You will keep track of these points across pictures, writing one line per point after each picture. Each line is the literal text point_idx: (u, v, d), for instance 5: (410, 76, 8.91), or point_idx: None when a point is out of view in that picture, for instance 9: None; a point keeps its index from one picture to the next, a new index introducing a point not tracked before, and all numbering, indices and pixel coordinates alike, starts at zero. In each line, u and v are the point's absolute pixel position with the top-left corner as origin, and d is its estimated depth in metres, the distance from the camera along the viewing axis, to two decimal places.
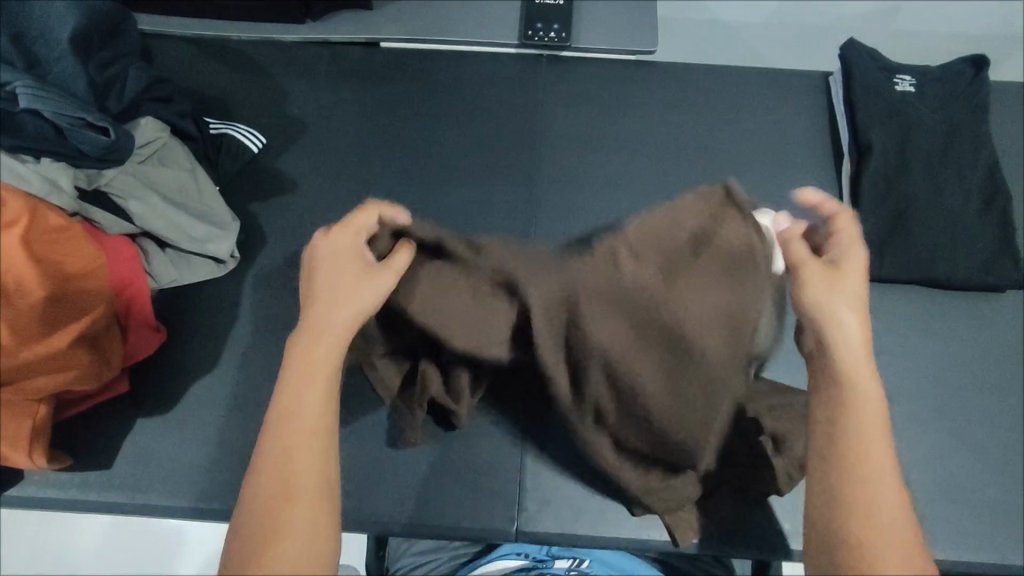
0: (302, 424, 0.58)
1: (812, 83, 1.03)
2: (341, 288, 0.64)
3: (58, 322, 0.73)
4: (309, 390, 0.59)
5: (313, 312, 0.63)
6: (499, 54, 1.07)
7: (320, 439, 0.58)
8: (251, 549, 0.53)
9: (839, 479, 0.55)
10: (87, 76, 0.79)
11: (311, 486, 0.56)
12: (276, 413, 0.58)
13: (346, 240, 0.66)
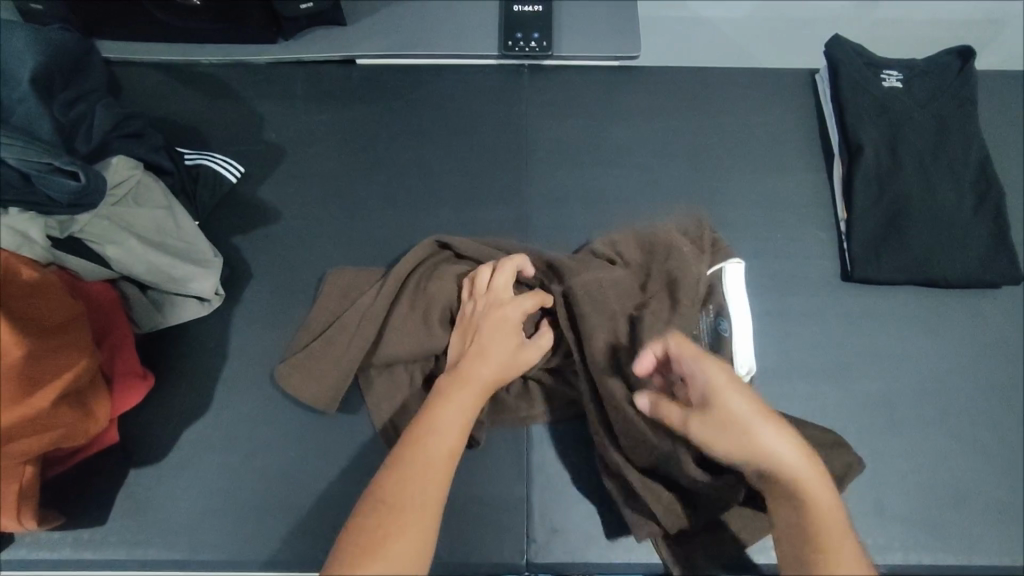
0: (438, 449, 0.65)
1: (799, 82, 1.02)
2: (496, 353, 0.74)
3: (38, 379, 0.70)
4: (449, 423, 0.67)
5: (468, 363, 0.74)
6: (479, 67, 1.04)
7: (442, 468, 0.64)
8: (357, 549, 0.57)
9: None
10: (52, 118, 0.75)
11: (429, 497, 0.62)
12: (413, 437, 0.66)
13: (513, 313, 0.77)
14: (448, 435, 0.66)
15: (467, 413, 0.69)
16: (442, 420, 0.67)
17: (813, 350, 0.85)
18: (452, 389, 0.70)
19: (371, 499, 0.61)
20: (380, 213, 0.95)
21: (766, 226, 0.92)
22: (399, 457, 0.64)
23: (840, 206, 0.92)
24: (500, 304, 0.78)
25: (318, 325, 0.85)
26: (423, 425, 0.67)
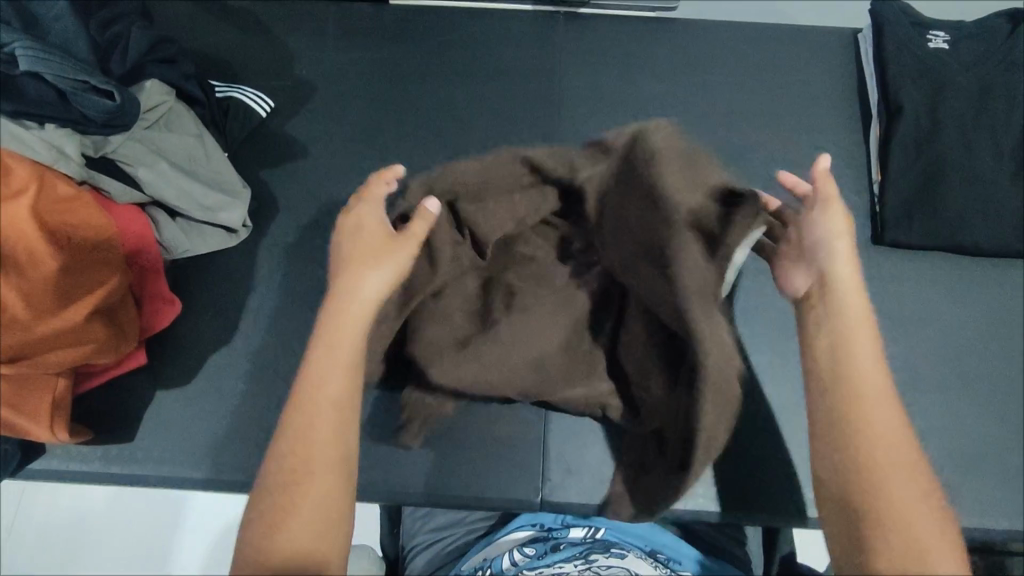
0: (326, 387, 0.61)
1: (840, 42, 1.00)
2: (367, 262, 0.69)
3: (72, 293, 0.71)
4: (338, 351, 0.63)
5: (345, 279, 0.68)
6: (514, 12, 1.02)
7: (337, 408, 0.61)
8: (274, 501, 0.57)
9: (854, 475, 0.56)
10: (88, 36, 0.76)
11: (331, 453, 0.59)
12: (307, 372, 0.62)
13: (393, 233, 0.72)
14: (339, 380, 0.62)
15: (356, 345, 0.64)
16: (331, 344, 0.64)
17: None
18: (339, 307, 0.66)
19: (280, 446, 0.59)
20: (407, 154, 0.95)
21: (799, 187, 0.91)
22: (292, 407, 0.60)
23: (874, 168, 0.91)
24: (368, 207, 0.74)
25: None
26: (318, 345, 0.64)
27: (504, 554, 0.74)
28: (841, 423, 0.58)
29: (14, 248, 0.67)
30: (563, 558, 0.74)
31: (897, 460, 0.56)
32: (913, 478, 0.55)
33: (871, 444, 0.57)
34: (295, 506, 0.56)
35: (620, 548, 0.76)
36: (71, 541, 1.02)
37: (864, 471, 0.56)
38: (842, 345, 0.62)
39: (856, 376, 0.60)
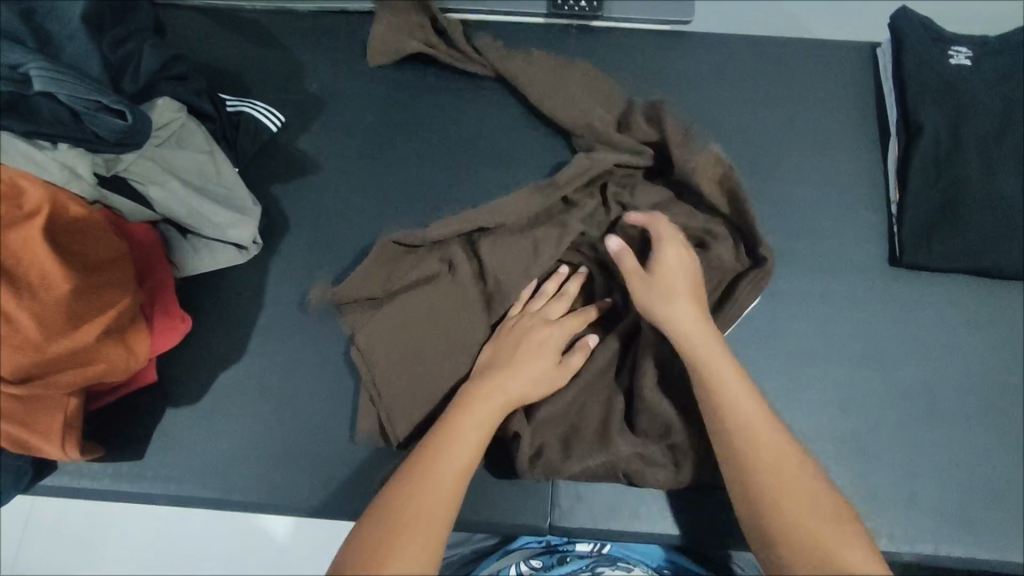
0: (451, 463, 0.65)
1: (858, 57, 0.98)
2: (529, 371, 0.74)
3: (84, 313, 0.71)
4: (465, 437, 0.67)
5: (499, 375, 0.73)
6: (526, 25, 1.01)
7: (450, 487, 0.63)
8: (368, 551, 0.57)
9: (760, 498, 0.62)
10: (101, 56, 0.76)
11: (435, 530, 0.59)
12: (430, 448, 0.66)
13: (549, 333, 0.77)
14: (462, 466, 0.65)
15: (480, 445, 0.68)
16: (457, 435, 0.67)
17: (852, 336, 0.84)
18: (475, 399, 0.71)
19: (380, 510, 0.61)
20: (417, 170, 0.94)
21: (815, 206, 0.89)
22: (418, 466, 0.64)
23: (892, 187, 0.89)
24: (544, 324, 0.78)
25: (363, 299, 0.83)
26: (443, 434, 0.67)
27: (513, 566, 0.85)
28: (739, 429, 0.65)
29: (26, 270, 0.68)
30: (571, 570, 0.84)
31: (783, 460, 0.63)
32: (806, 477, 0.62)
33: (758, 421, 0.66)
34: (384, 560, 0.56)
35: (626, 561, 0.85)
36: (83, 549, 1.03)
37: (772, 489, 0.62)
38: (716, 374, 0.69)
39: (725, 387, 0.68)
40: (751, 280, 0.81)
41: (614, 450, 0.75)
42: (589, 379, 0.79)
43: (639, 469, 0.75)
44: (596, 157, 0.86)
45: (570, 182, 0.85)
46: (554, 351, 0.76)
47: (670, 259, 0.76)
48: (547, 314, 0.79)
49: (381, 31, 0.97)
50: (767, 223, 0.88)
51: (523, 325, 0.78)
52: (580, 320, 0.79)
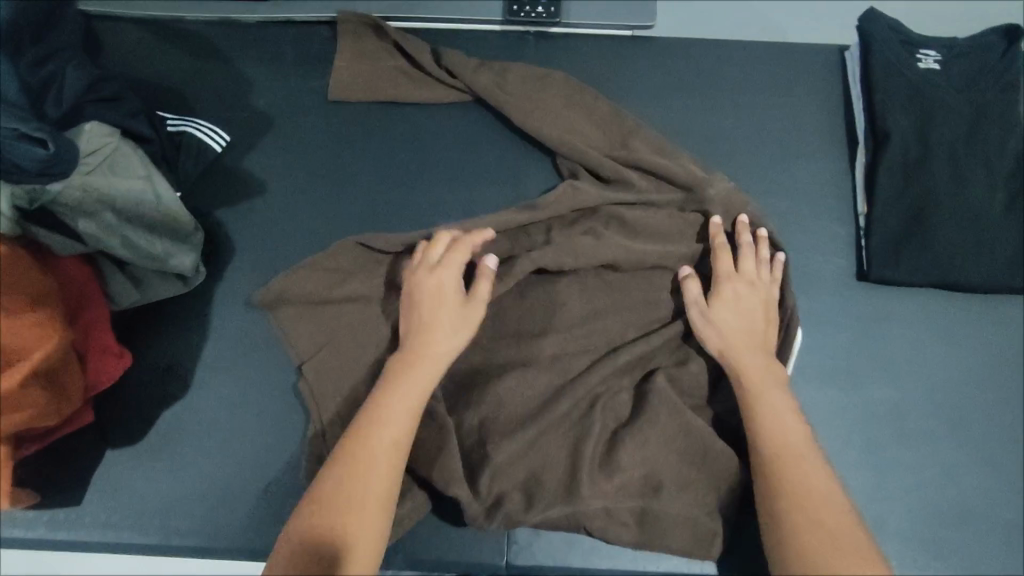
0: (381, 449, 0.66)
1: (826, 61, 0.94)
2: (442, 328, 0.73)
3: (8, 356, 0.68)
4: (392, 418, 0.68)
5: (416, 344, 0.73)
6: (482, 33, 0.97)
7: (384, 477, 0.65)
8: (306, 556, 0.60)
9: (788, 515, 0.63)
10: (19, 79, 0.71)
11: (373, 525, 0.63)
12: (356, 436, 0.67)
13: (448, 275, 0.75)
14: (390, 462, 0.66)
15: (410, 420, 0.69)
16: (384, 418, 0.68)
17: (819, 356, 0.81)
18: (399, 377, 0.71)
19: (312, 509, 0.63)
20: (369, 190, 0.90)
21: (781, 220, 0.86)
22: (345, 459, 0.65)
23: (860, 198, 0.86)
24: (433, 270, 0.76)
25: (319, 336, 0.79)
26: (367, 419, 0.68)
27: None
28: (781, 464, 0.66)
29: None
30: None
31: (821, 501, 0.63)
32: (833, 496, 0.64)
33: (792, 433, 0.68)
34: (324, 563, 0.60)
35: None
36: None
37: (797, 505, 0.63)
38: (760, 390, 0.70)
39: (777, 425, 0.68)
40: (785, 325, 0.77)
41: (579, 502, 0.71)
42: (555, 419, 0.74)
43: (603, 525, 0.72)
44: (581, 188, 0.82)
45: (552, 208, 0.82)
46: (454, 296, 0.75)
47: (729, 292, 0.76)
48: (435, 258, 0.77)
49: (343, 64, 0.94)
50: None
51: (416, 284, 0.76)
52: (462, 252, 0.76)
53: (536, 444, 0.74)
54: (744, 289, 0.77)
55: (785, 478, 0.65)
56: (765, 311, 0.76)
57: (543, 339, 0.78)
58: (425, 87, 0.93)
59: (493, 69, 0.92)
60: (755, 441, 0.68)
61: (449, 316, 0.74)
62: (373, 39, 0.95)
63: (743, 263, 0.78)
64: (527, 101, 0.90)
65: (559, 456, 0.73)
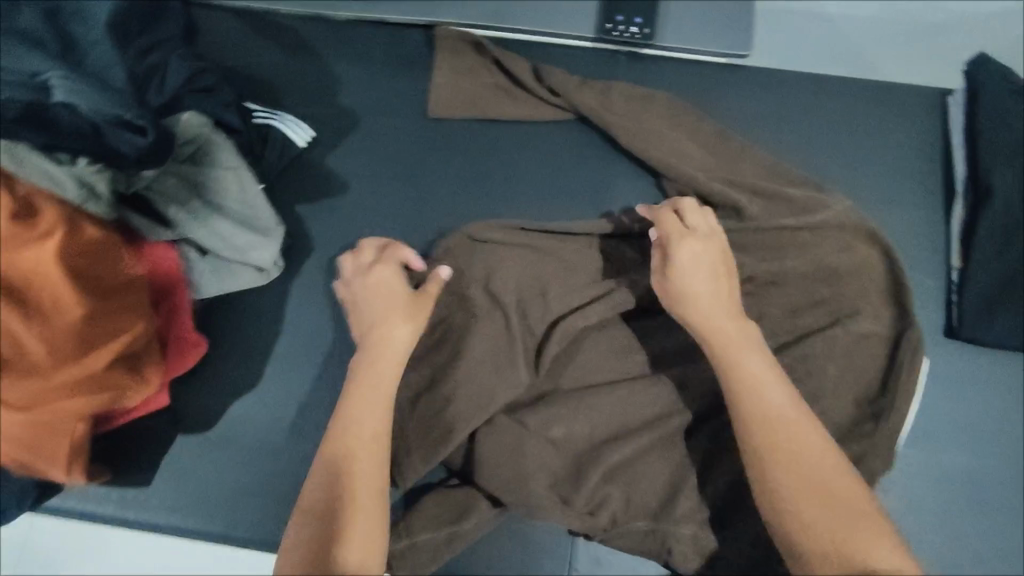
0: (361, 441, 0.68)
1: (924, 109, 0.93)
2: (398, 319, 0.74)
3: (97, 341, 0.69)
4: (365, 413, 0.70)
5: (370, 338, 0.74)
6: (573, 50, 0.96)
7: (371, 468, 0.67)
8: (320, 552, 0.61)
9: (784, 480, 0.63)
10: (125, 66, 0.74)
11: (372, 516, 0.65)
12: (335, 434, 0.69)
13: (388, 273, 0.77)
14: (377, 453, 0.68)
15: (385, 413, 0.71)
16: (356, 415, 0.69)
17: (896, 414, 0.78)
18: (363, 374, 0.72)
19: (309, 510, 0.64)
20: (450, 198, 0.90)
21: (864, 268, 0.84)
22: (329, 459, 0.67)
23: (954, 250, 0.86)
24: (372, 268, 0.77)
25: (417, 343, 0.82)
26: (342, 419, 0.69)
27: None
28: (770, 428, 0.65)
29: (40, 294, 0.65)
30: None
31: (818, 468, 0.63)
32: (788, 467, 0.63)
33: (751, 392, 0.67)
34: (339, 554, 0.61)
35: None
36: None
37: (783, 470, 0.63)
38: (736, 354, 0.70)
39: (755, 389, 0.67)
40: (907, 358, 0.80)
41: (671, 532, 0.73)
42: (647, 447, 0.77)
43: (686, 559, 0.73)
44: None
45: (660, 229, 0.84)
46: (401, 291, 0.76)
47: (690, 252, 0.75)
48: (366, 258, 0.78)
49: (443, 81, 0.93)
50: (808, 286, 0.85)
51: (354, 284, 0.77)
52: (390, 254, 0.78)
53: (630, 469, 0.76)
54: (700, 246, 0.75)
55: (771, 449, 0.64)
56: (722, 266, 0.75)
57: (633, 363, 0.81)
58: (524, 105, 0.93)
59: (583, 86, 0.91)
60: (737, 404, 0.67)
61: (396, 306, 0.75)
62: (473, 55, 0.94)
63: (696, 221, 0.78)
64: (620, 124, 0.89)
65: (652, 482, 0.76)
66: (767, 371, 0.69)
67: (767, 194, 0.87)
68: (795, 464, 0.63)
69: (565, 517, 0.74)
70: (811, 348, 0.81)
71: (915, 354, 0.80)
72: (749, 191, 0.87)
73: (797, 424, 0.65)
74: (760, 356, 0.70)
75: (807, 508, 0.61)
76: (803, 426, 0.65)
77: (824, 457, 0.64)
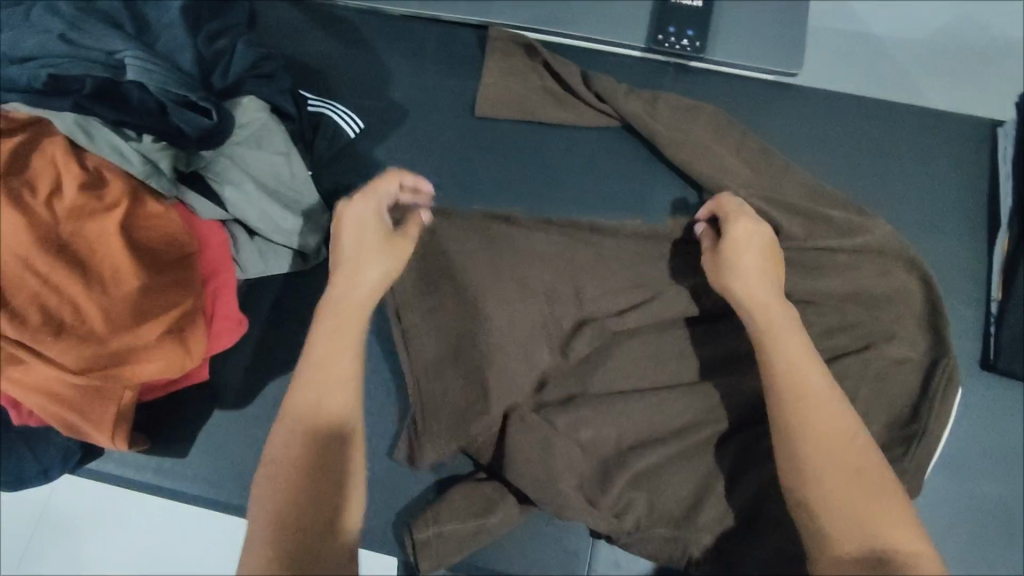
0: (329, 393, 0.67)
1: (969, 142, 0.93)
2: (373, 254, 0.74)
3: (150, 312, 0.72)
4: (333, 363, 0.68)
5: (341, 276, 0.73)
6: (623, 59, 0.97)
7: (332, 422, 0.66)
8: (276, 503, 0.62)
9: (812, 449, 0.62)
10: (194, 50, 0.78)
11: (334, 482, 0.64)
12: (301, 381, 0.67)
13: (369, 207, 0.75)
14: (342, 393, 0.67)
15: (349, 362, 0.69)
16: (324, 365, 0.68)
17: (926, 442, 0.78)
18: (334, 318, 0.71)
19: (276, 455, 0.64)
20: (492, 197, 0.91)
21: (899, 294, 0.85)
22: (296, 408, 0.66)
23: (995, 284, 0.87)
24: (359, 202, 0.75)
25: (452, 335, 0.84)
26: (314, 364, 0.68)
27: None
28: (802, 402, 0.65)
29: (101, 263, 0.71)
30: None
31: (847, 449, 0.63)
32: (821, 438, 0.63)
33: (785, 364, 0.67)
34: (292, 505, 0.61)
35: None
36: None
37: (812, 442, 0.63)
38: (773, 328, 0.70)
39: (794, 363, 0.67)
40: (941, 382, 0.80)
41: (694, 541, 0.74)
42: (675, 455, 0.78)
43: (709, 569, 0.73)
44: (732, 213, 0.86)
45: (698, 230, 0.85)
46: (382, 226, 0.75)
47: (741, 227, 0.77)
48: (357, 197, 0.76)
49: (492, 81, 0.94)
50: (842, 308, 0.85)
51: (343, 216, 0.75)
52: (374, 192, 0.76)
53: (656, 477, 0.77)
54: (753, 226, 0.77)
55: (803, 420, 0.64)
56: (772, 250, 0.77)
57: (665, 372, 0.82)
58: (568, 109, 0.94)
59: (631, 95, 0.92)
60: (768, 370, 0.68)
61: (371, 241, 0.74)
62: (524, 58, 0.95)
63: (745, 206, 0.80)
64: (665, 135, 0.90)
65: (677, 491, 0.76)
66: (805, 349, 0.69)
67: (810, 210, 0.87)
68: (828, 439, 0.63)
69: (591, 519, 0.74)
70: (844, 370, 0.81)
71: (949, 385, 0.79)
72: (791, 207, 0.87)
73: (832, 401, 0.65)
74: (798, 333, 0.70)
75: (833, 479, 0.61)
76: (836, 406, 0.65)
77: (853, 434, 0.63)
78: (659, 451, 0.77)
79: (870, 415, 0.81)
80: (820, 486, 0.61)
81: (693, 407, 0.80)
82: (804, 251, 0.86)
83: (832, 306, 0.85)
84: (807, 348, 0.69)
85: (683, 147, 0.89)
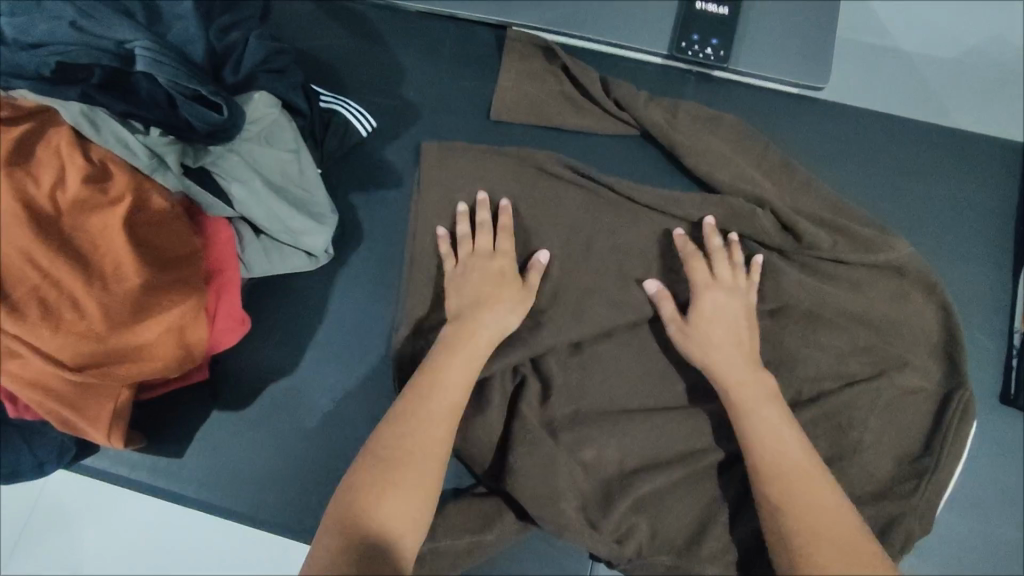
0: (442, 411, 0.69)
1: (999, 168, 0.91)
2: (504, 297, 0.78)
3: (149, 310, 0.71)
4: (451, 385, 0.71)
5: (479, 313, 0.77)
6: (644, 66, 0.95)
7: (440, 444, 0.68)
8: (360, 497, 0.63)
9: (796, 517, 0.64)
10: (205, 43, 0.76)
11: (415, 499, 0.64)
12: (422, 388, 0.70)
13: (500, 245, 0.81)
14: (451, 419, 0.70)
15: (464, 390, 0.72)
16: (440, 382, 0.71)
17: (938, 476, 0.76)
18: (454, 343, 0.74)
19: (371, 455, 0.66)
20: None
21: (916, 321, 0.83)
22: (408, 414, 0.69)
23: (1019, 316, 0.85)
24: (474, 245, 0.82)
25: None
26: (434, 377, 0.71)
27: None
28: (780, 478, 0.67)
29: (103, 258, 0.69)
30: None
31: (830, 515, 0.64)
32: (804, 505, 0.65)
33: (760, 428, 0.70)
34: (377, 504, 0.63)
35: None
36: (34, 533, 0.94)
37: (794, 510, 0.65)
38: (747, 399, 0.73)
39: (768, 430, 0.70)
40: (954, 415, 0.79)
41: (694, 571, 0.72)
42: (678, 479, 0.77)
43: None
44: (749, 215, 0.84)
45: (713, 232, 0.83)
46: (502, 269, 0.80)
47: (721, 268, 0.81)
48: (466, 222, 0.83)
49: (509, 84, 0.92)
50: (860, 332, 0.82)
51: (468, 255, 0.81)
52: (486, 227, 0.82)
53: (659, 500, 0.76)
54: (722, 297, 0.79)
55: (784, 487, 0.66)
56: (745, 322, 0.78)
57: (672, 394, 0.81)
58: (586, 116, 0.92)
59: (651, 105, 0.90)
60: (745, 439, 0.71)
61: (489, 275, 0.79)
62: (542, 61, 0.93)
63: (720, 270, 0.80)
64: (686, 146, 0.87)
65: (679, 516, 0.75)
66: (780, 416, 0.72)
67: (831, 225, 0.85)
68: (811, 505, 0.65)
69: (591, 543, 0.73)
70: (856, 397, 0.79)
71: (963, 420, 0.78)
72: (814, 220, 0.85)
73: (812, 478, 0.67)
74: (773, 406, 0.72)
75: (825, 540, 0.62)
76: (813, 471, 0.67)
77: (831, 499, 0.65)
78: (663, 474, 0.76)
79: (882, 445, 0.79)
80: (810, 553, 0.62)
81: (696, 429, 0.79)
82: (816, 269, 0.85)
83: (850, 331, 0.83)
84: (780, 413, 0.72)
85: (704, 160, 0.87)
